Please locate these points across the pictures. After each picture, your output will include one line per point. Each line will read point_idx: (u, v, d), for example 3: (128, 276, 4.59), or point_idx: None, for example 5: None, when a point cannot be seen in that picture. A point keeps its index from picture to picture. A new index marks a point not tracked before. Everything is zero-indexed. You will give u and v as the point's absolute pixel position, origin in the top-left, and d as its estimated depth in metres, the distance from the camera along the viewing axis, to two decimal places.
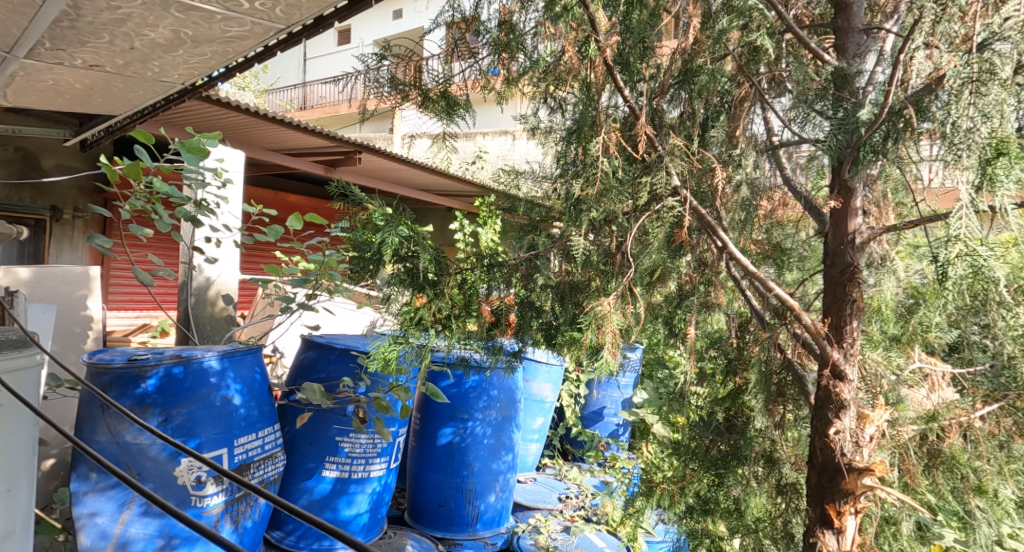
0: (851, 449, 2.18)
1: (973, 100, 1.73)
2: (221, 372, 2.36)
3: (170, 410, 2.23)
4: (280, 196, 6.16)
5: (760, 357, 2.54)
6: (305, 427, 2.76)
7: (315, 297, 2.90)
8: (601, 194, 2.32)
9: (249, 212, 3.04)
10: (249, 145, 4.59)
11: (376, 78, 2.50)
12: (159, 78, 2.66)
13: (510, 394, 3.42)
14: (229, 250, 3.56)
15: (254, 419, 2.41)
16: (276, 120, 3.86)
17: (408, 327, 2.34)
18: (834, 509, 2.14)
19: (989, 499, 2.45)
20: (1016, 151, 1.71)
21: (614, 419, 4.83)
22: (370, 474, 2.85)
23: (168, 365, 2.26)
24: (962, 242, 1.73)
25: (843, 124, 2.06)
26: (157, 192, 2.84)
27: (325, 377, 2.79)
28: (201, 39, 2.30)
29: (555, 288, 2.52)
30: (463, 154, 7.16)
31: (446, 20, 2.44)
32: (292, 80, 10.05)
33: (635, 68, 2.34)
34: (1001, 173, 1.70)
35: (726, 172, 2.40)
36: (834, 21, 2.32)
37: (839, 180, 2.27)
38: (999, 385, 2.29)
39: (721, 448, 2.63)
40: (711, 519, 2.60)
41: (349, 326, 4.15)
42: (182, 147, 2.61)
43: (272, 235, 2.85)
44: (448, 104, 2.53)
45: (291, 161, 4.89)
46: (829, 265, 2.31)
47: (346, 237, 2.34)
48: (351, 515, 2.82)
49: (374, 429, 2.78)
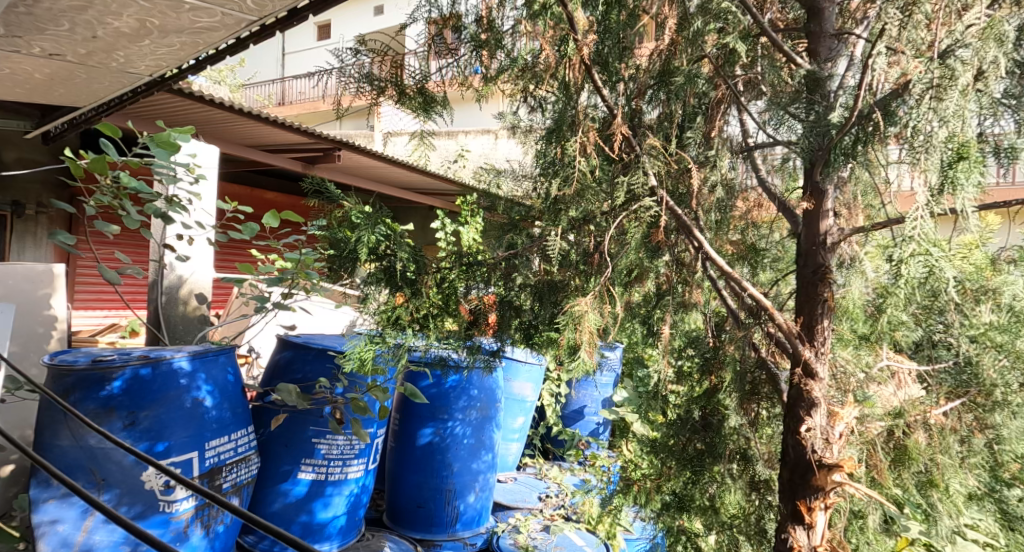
0: (822, 446, 2.18)
1: (935, 103, 1.75)
2: (192, 374, 2.34)
3: (137, 413, 2.21)
4: (256, 194, 6.13)
5: (735, 356, 2.59)
6: (280, 429, 2.74)
7: (291, 297, 2.84)
8: (579, 193, 2.37)
9: (224, 208, 2.92)
10: (223, 140, 4.55)
11: (352, 74, 2.47)
12: (126, 69, 2.64)
13: (490, 394, 3.43)
14: (202, 248, 3.52)
15: (226, 421, 2.40)
16: (252, 116, 3.85)
17: (385, 326, 2.38)
18: (804, 505, 2.16)
19: (942, 492, 2.49)
20: (975, 155, 1.74)
21: (595, 418, 4.90)
22: (347, 476, 2.85)
23: (135, 366, 2.24)
24: (916, 243, 1.75)
25: (815, 126, 2.08)
26: (125, 190, 2.80)
27: (302, 377, 2.78)
28: (168, 29, 2.29)
29: (534, 287, 2.52)
30: (445, 153, 7.19)
31: (424, 16, 2.42)
32: (269, 75, 10.03)
33: (613, 68, 2.42)
34: (962, 176, 1.72)
35: (702, 173, 2.46)
36: (806, 26, 2.34)
37: (811, 182, 2.29)
38: (963, 381, 2.44)
39: (697, 447, 2.66)
40: (687, 516, 2.67)
41: (327, 325, 4.15)
42: (150, 140, 2.54)
43: (246, 233, 2.80)
44: (424, 100, 2.52)
45: (268, 157, 4.89)
46: (802, 266, 2.35)
47: (323, 235, 2.35)
48: (328, 518, 2.82)
49: (351, 430, 2.77)
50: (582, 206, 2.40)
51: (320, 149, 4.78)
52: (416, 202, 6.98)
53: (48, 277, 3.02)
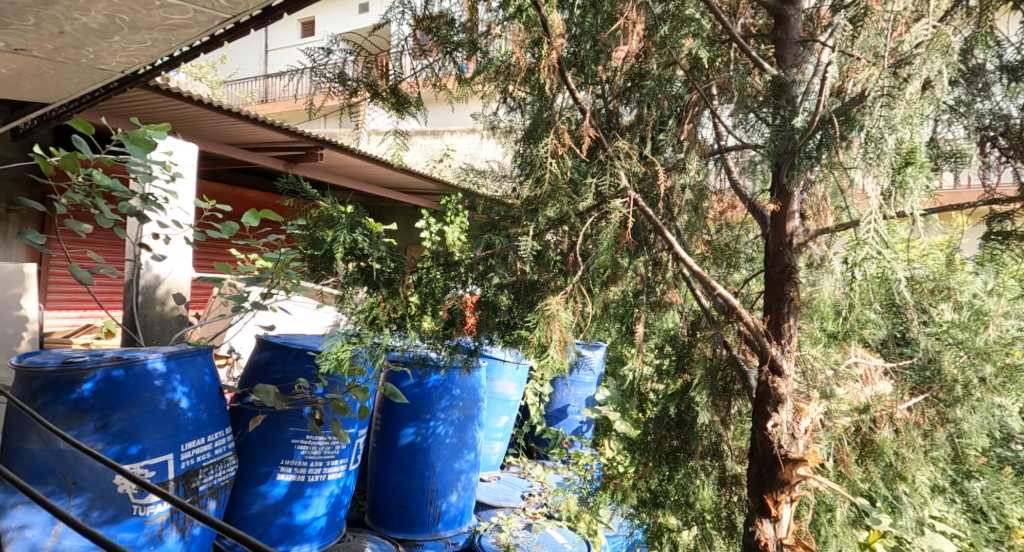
0: (787, 441, 2.23)
1: (884, 106, 1.81)
2: (166, 375, 2.36)
3: (110, 416, 2.22)
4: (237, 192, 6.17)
5: (705, 354, 2.66)
6: (258, 430, 2.76)
7: (270, 297, 2.84)
8: (551, 194, 2.40)
9: (202, 207, 2.91)
10: (202, 138, 4.57)
11: (323, 73, 2.46)
12: (96, 65, 2.65)
13: (472, 393, 3.48)
14: (179, 247, 3.52)
15: (202, 422, 2.42)
16: (230, 113, 3.88)
17: (364, 326, 2.38)
18: (770, 498, 2.20)
19: (910, 485, 2.52)
20: (921, 160, 1.85)
21: (579, 417, 4.93)
22: (327, 477, 2.88)
23: (108, 368, 2.25)
24: (868, 246, 1.83)
25: (780, 131, 2.17)
26: (99, 189, 2.82)
27: (281, 378, 2.81)
28: (138, 26, 2.30)
29: (511, 287, 2.56)
30: (431, 153, 7.20)
31: (396, 17, 2.45)
32: (252, 73, 10.00)
33: (589, 70, 2.54)
34: (910, 179, 1.84)
35: (670, 177, 2.53)
36: (773, 32, 2.40)
37: (778, 184, 2.35)
38: (924, 377, 2.50)
39: (672, 443, 2.73)
40: (663, 512, 2.73)
41: (307, 325, 4.18)
42: (126, 137, 2.56)
43: (226, 232, 2.80)
44: (398, 100, 2.51)
45: (249, 155, 4.91)
46: (769, 266, 2.40)
47: (302, 234, 2.36)
48: (307, 519, 2.85)
49: (331, 431, 2.79)
50: (558, 207, 2.44)
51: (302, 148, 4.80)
52: (402, 202, 6.99)
53: (20, 277, 3.04)
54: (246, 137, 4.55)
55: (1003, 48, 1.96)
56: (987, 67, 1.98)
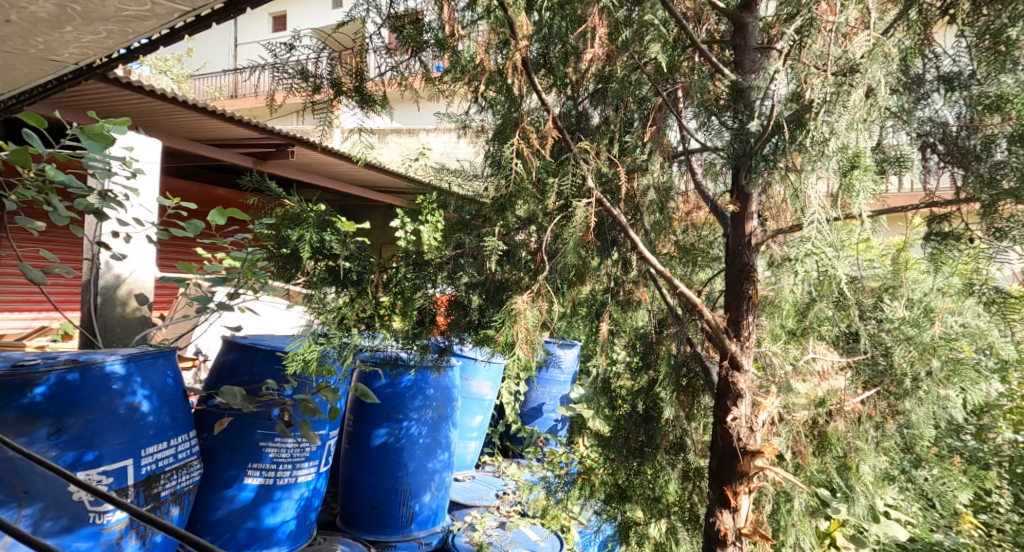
0: (746, 434, 2.31)
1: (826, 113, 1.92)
2: (125, 378, 2.34)
3: (64, 421, 2.18)
4: (202, 189, 6.30)
5: (670, 350, 2.73)
6: (224, 434, 2.78)
7: (236, 297, 2.80)
8: (515, 195, 2.46)
9: (166, 204, 2.82)
10: (167, 134, 4.59)
11: (285, 70, 2.47)
12: (46, 56, 2.64)
13: (445, 393, 3.52)
14: (140, 247, 3.51)
15: (163, 426, 2.42)
16: (194, 107, 3.91)
17: (331, 327, 2.45)
18: (729, 490, 2.29)
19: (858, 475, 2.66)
20: (867, 164, 1.98)
21: (553, 415, 5.02)
22: (297, 480, 2.91)
23: (62, 371, 2.21)
24: (809, 244, 1.98)
25: (738, 134, 2.24)
26: (54, 186, 2.78)
27: (249, 379, 2.82)
28: (92, 17, 2.30)
29: (482, 286, 2.59)
30: (406, 150, 7.21)
31: (360, 14, 2.46)
32: (220, 66, 9.90)
33: (560, 73, 2.63)
34: (857, 183, 1.97)
35: (634, 177, 2.59)
36: (732, 39, 2.48)
37: (737, 186, 2.43)
38: (877, 371, 2.57)
39: (639, 439, 2.81)
40: (629, 506, 2.81)
41: (275, 324, 4.32)
42: (81, 132, 2.54)
43: (191, 230, 2.77)
44: (361, 98, 2.55)
45: (217, 152, 4.93)
46: (729, 265, 2.49)
47: (267, 234, 2.40)
48: (276, 522, 2.87)
49: (299, 434, 2.81)
50: (528, 206, 2.52)
51: (272, 144, 4.81)
52: (376, 200, 7.01)
53: None
54: (212, 133, 4.57)
55: (940, 60, 2.25)
56: (926, 77, 2.26)
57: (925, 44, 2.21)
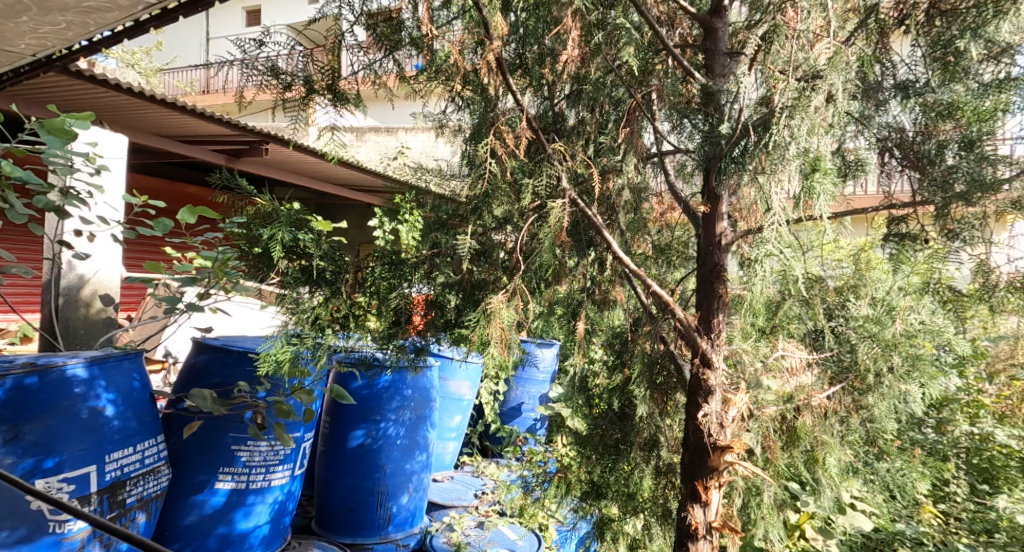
0: (716, 429, 2.36)
1: (788, 117, 1.98)
2: (88, 382, 2.27)
3: (21, 427, 2.10)
4: (175, 188, 6.32)
5: (644, 348, 2.78)
6: (195, 438, 2.76)
7: (206, 297, 2.76)
8: (487, 194, 2.48)
9: (131, 203, 2.86)
10: (134, 129, 4.58)
11: (255, 65, 2.41)
12: (4, 47, 2.63)
13: (424, 393, 3.54)
14: (104, 245, 3.38)
15: (129, 431, 2.35)
16: (162, 102, 3.89)
17: (304, 327, 2.42)
18: (701, 484, 2.33)
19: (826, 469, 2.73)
20: (827, 167, 1.99)
21: (532, 414, 5.06)
22: (270, 484, 2.90)
23: (20, 375, 2.14)
24: (769, 245, 2.05)
25: (710, 137, 2.29)
26: (11, 182, 2.74)
27: (219, 381, 2.81)
28: (50, 7, 2.29)
29: (459, 286, 2.63)
30: (385, 149, 7.22)
31: (332, 12, 2.44)
32: (193, 62, 9.81)
33: (535, 73, 2.66)
34: (818, 185, 1.99)
35: (607, 179, 2.62)
36: (702, 44, 2.53)
37: (708, 188, 2.48)
38: (842, 368, 2.66)
39: (614, 436, 2.87)
40: (605, 502, 2.86)
41: (247, 324, 4.39)
42: (39, 126, 2.46)
43: (159, 229, 2.72)
44: (333, 96, 2.49)
45: (189, 148, 4.92)
46: (700, 264, 2.54)
47: (237, 232, 2.40)
48: (249, 527, 2.87)
49: (272, 437, 2.81)
50: (503, 206, 2.55)
51: (245, 142, 4.80)
52: (354, 200, 7.00)
53: None
54: (182, 129, 4.57)
55: (897, 68, 2.37)
56: (884, 84, 2.38)
57: (883, 53, 2.32)
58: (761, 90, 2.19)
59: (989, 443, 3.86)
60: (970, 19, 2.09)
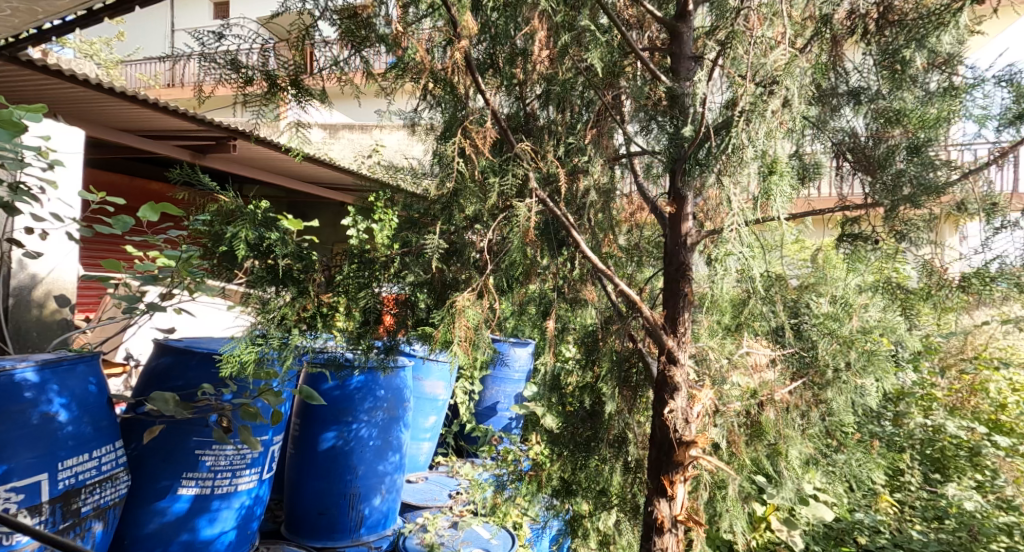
0: (682, 425, 2.41)
1: (744, 122, 2.04)
2: (39, 386, 2.24)
3: None
4: (134, 184, 6.25)
5: (613, 345, 2.83)
6: (157, 443, 2.73)
7: (169, 297, 2.72)
8: (455, 193, 2.54)
9: (88, 199, 2.71)
10: (88, 122, 4.51)
11: (212, 59, 2.41)
12: None
13: (397, 394, 3.55)
14: (58, 244, 3.43)
15: (84, 436, 2.32)
16: (123, 96, 3.85)
17: (268, 326, 2.40)
18: (666, 479, 2.38)
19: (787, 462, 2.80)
20: (783, 169, 2.09)
21: (507, 413, 5.07)
22: (237, 488, 2.88)
23: None
24: (728, 243, 2.09)
25: (674, 138, 2.34)
26: None
27: (183, 384, 2.80)
28: None
29: (430, 286, 2.64)
30: (359, 147, 7.21)
31: (295, 8, 2.40)
32: (158, 56, 9.64)
33: (506, 72, 2.64)
34: (774, 186, 2.08)
35: (574, 179, 2.68)
36: (669, 47, 2.58)
37: (673, 189, 2.53)
38: (804, 363, 2.71)
39: (585, 433, 2.92)
40: (575, 499, 2.91)
41: (208, 326, 4.38)
42: None
43: (119, 227, 2.67)
44: (297, 92, 2.48)
45: (151, 144, 4.88)
46: (667, 263, 2.59)
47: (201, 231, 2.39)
48: (215, 533, 2.85)
49: (239, 440, 2.79)
50: (473, 205, 2.53)
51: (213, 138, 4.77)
52: (327, 198, 6.98)
53: None
54: (143, 122, 4.52)
55: (850, 75, 2.43)
56: (838, 91, 2.46)
57: (836, 62, 2.40)
58: (726, 94, 2.27)
59: (941, 434, 3.99)
60: (916, 30, 2.20)
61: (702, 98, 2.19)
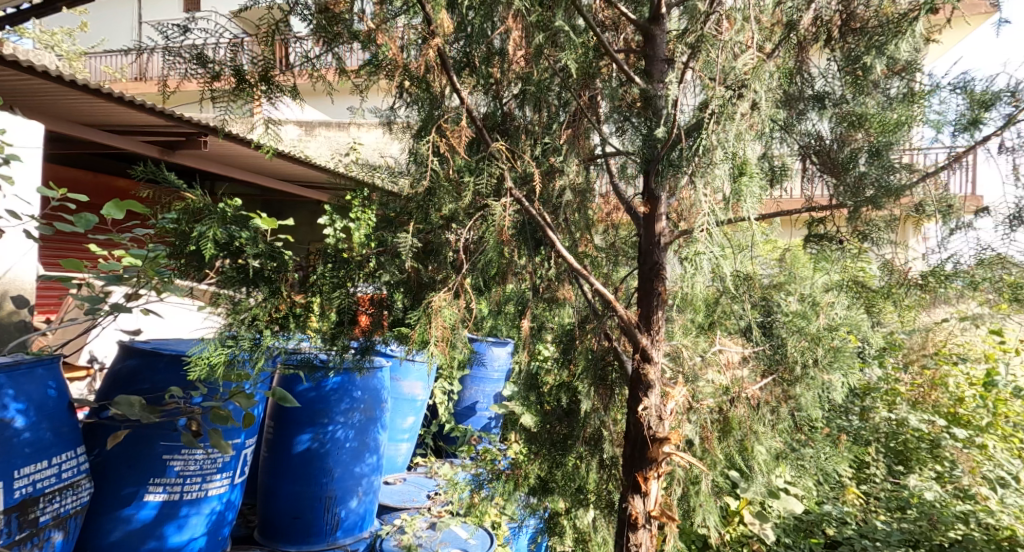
0: (655, 422, 2.45)
1: (716, 123, 2.08)
2: None
3: None
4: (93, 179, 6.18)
5: (589, 344, 2.87)
6: (122, 448, 2.72)
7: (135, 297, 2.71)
8: (430, 193, 2.57)
9: (49, 195, 2.67)
10: (50, 117, 4.43)
11: (177, 53, 2.40)
12: None
13: (374, 395, 3.56)
14: (15, 241, 3.31)
15: (43, 443, 2.31)
16: (87, 89, 3.81)
17: (239, 327, 2.39)
18: (640, 475, 2.42)
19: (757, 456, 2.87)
20: (752, 171, 2.19)
21: (486, 413, 5.11)
22: (206, 494, 2.88)
23: None
24: (700, 243, 2.13)
25: (648, 139, 2.38)
26: None
27: (149, 388, 2.79)
28: None
29: (406, 284, 2.68)
30: (335, 145, 7.18)
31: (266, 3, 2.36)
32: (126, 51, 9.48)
33: (484, 72, 2.68)
34: (745, 188, 2.17)
35: (552, 180, 2.71)
36: (642, 49, 2.63)
37: (647, 189, 2.57)
38: (773, 359, 2.77)
39: (561, 431, 2.96)
40: (552, 497, 2.93)
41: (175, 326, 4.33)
42: None
43: (82, 226, 2.64)
44: (268, 88, 2.50)
45: (119, 141, 4.83)
46: (641, 263, 2.63)
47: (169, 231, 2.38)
48: (183, 540, 2.85)
49: (209, 444, 2.79)
50: (448, 204, 2.57)
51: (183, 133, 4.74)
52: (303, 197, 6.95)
53: None
54: (109, 117, 4.46)
55: (815, 80, 2.53)
56: (804, 94, 2.53)
57: (801, 66, 2.46)
58: (699, 97, 2.31)
59: (904, 427, 4.09)
60: (875, 37, 2.27)
61: (674, 100, 2.22)
